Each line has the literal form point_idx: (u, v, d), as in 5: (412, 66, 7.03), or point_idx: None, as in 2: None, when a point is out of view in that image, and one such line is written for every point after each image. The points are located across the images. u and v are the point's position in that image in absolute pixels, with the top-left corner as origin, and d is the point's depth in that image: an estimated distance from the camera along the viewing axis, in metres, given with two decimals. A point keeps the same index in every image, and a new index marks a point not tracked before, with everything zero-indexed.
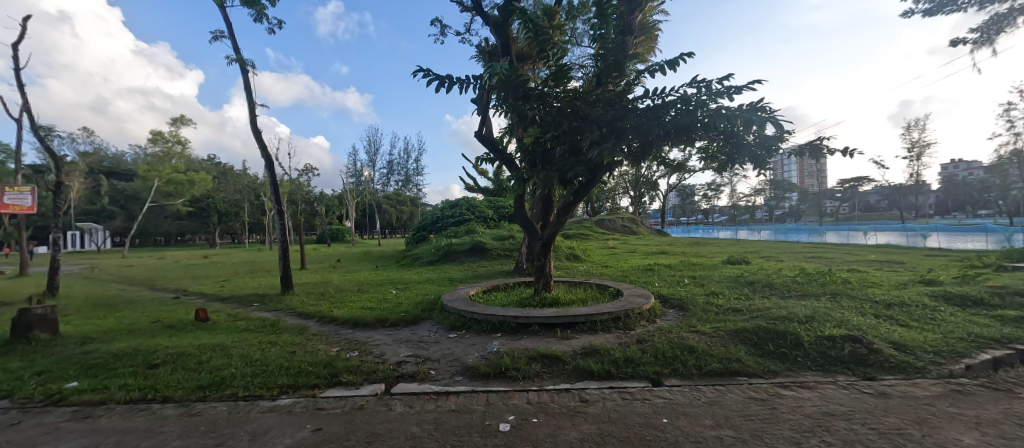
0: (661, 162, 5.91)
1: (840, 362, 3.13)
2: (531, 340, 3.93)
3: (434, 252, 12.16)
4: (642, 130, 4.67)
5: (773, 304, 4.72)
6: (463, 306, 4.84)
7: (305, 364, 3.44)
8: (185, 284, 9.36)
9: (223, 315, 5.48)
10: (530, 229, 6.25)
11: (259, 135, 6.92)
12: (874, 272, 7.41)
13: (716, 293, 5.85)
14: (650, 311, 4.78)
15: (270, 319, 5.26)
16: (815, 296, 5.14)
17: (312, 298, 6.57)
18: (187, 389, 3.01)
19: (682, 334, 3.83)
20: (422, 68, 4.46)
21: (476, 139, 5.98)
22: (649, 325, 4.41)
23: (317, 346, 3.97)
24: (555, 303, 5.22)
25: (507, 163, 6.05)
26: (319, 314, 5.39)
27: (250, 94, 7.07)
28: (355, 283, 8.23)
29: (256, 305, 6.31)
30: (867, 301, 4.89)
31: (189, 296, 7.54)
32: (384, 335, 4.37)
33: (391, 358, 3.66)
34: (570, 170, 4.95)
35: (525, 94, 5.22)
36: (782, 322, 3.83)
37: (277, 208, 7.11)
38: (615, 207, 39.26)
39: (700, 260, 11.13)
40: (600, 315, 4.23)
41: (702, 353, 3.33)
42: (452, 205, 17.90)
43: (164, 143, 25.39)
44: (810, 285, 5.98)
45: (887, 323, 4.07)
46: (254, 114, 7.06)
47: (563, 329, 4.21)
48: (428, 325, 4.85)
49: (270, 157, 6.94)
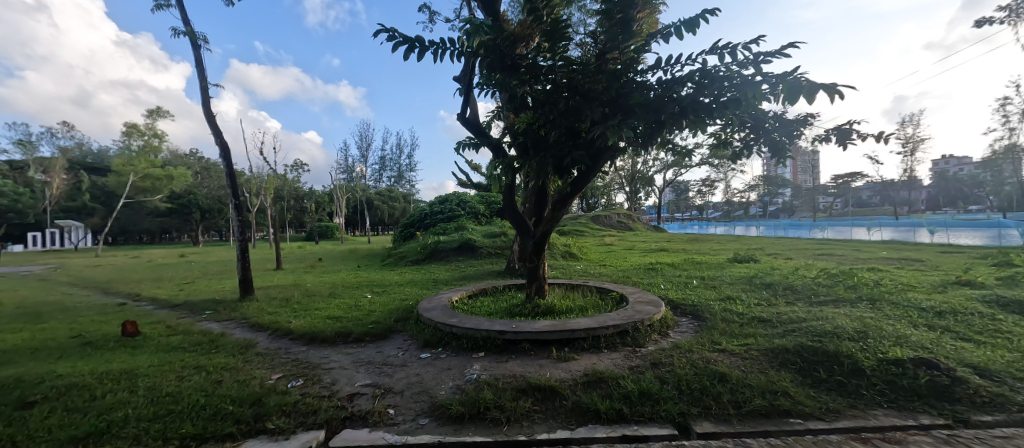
0: (667, 149, 5.16)
1: (915, 395, 2.43)
2: (520, 363, 3.17)
3: (420, 251, 11.39)
4: (652, 108, 3.94)
5: (806, 313, 4.01)
6: (441, 317, 4.07)
7: (229, 400, 2.67)
8: (142, 287, 8.45)
9: (159, 327, 4.67)
10: (522, 225, 5.48)
11: (212, 118, 6.00)
12: (901, 272, 6.76)
13: (733, 298, 5.12)
14: (661, 321, 4.06)
15: (213, 333, 4.42)
16: (851, 302, 4.42)
17: (275, 304, 5.78)
18: (54, 443, 2.23)
19: (706, 355, 3.10)
20: (386, 28, 3.59)
21: (459, 124, 5.18)
22: (664, 341, 3.66)
23: (256, 372, 3.20)
24: (550, 313, 4.45)
25: (494, 150, 5.15)
26: (272, 327, 4.57)
27: (203, 73, 6.19)
28: (328, 287, 7.39)
29: (206, 314, 5.49)
30: (914, 309, 4.18)
31: (138, 303, 6.67)
32: (343, 356, 3.58)
33: (342, 389, 2.89)
34: (567, 156, 4.25)
35: (515, 64, 4.32)
36: (827, 337, 3.11)
37: (233, 201, 6.19)
38: (610, 203, 38.84)
39: (704, 257, 10.49)
40: (603, 330, 3.49)
41: (737, 384, 2.60)
42: (441, 201, 17.12)
43: (140, 137, 24.09)
44: (837, 288, 5.29)
45: (950, 338, 3.36)
46: (206, 95, 6.17)
47: (559, 348, 3.45)
48: (399, 340, 4.08)
49: (225, 142, 6.07)
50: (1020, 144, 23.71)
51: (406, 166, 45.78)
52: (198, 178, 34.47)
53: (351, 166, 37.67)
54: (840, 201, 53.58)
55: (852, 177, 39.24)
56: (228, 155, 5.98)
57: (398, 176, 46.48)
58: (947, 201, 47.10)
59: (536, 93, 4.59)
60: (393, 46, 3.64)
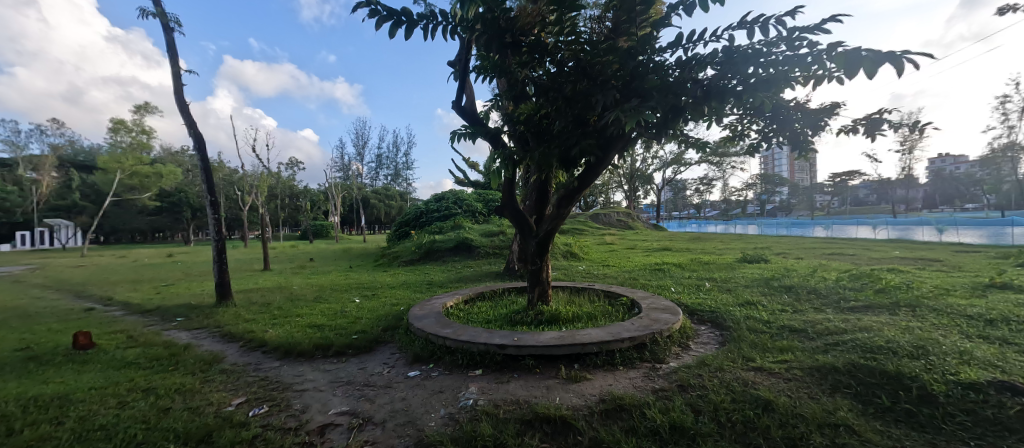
0: (682, 139, 4.69)
1: (1006, 430, 1.96)
2: (524, 385, 2.71)
3: (415, 250, 10.94)
4: (672, 91, 3.45)
5: (843, 322, 3.57)
6: (434, 327, 3.62)
7: (171, 436, 2.19)
8: (117, 290, 7.95)
9: (119, 338, 4.18)
10: (523, 223, 5.00)
11: (184, 106, 5.48)
12: (925, 273, 6.34)
13: (753, 304, 4.67)
14: (680, 331, 3.65)
15: (178, 345, 3.94)
16: (886, 309, 4.00)
17: (254, 310, 5.31)
18: None
19: (742, 375, 2.66)
20: (366, 1, 3.08)
21: (454, 114, 4.68)
22: (686, 356, 3.22)
23: (215, 395, 2.73)
24: (555, 321, 4.00)
25: (493, 142, 4.64)
26: (246, 337, 4.11)
27: (175, 58, 5.70)
28: (314, 290, 6.90)
29: (176, 321, 5.01)
30: (961, 316, 3.74)
31: (107, 308, 6.17)
32: (320, 374, 3.11)
33: (313, 419, 2.42)
34: (575, 146, 3.77)
35: (517, 41, 3.78)
36: (880, 353, 2.68)
37: (208, 197, 5.67)
38: (608, 200, 38.52)
39: (711, 257, 10.08)
40: (619, 344, 3.05)
41: (786, 414, 2.16)
42: (438, 199, 16.71)
43: (127, 133, 22.80)
44: (866, 292, 4.86)
45: (1015, 352, 2.92)
46: (179, 82, 5.66)
47: (569, 364, 3.02)
48: (386, 352, 3.62)
49: (199, 133, 5.54)
50: (1019, 142, 23.51)
51: (402, 164, 45.41)
52: (190, 176, 33.83)
53: (346, 164, 37.21)
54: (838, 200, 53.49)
55: (851, 175, 39.12)
56: (202, 145, 5.47)
57: (394, 174, 46.30)
58: (944, 199, 47.11)
59: (537, 78, 4.13)
60: (375, 22, 3.13)
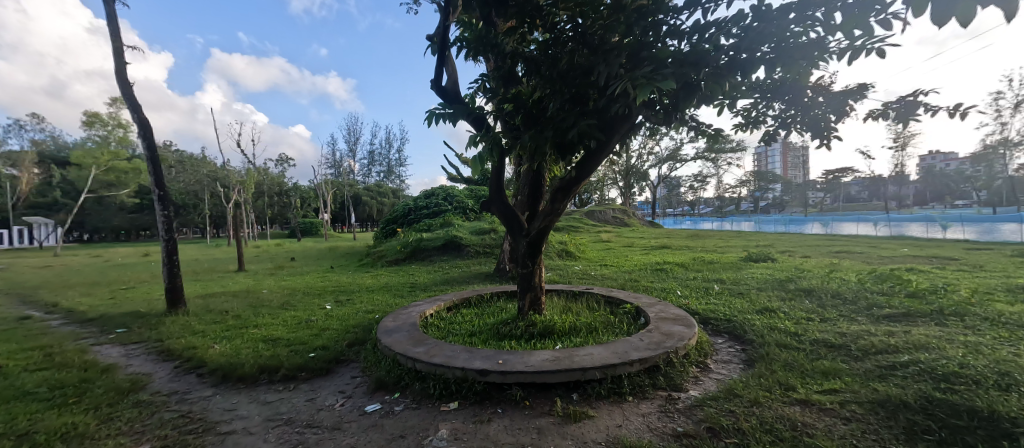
0: (694, 125, 4.09)
1: None
2: (508, 426, 2.12)
3: (401, 250, 10.32)
4: (688, 61, 2.80)
5: (889, 336, 3.01)
6: (405, 345, 3.01)
7: None
8: (69, 294, 7.24)
9: (31, 357, 3.53)
10: (513, 221, 4.37)
11: (125, 86, 4.80)
12: (949, 274, 5.83)
13: (773, 311, 4.12)
14: (697, 348, 3.08)
15: (100, 366, 3.31)
16: (932, 320, 3.45)
17: (207, 320, 4.68)
18: None
19: (787, 412, 2.09)
20: None
21: (433, 94, 4.06)
22: (708, 381, 2.67)
23: (107, 443, 2.10)
24: (549, 334, 3.41)
25: (477, 124, 3.99)
26: (185, 355, 3.48)
27: (116, 31, 5.01)
28: (284, 294, 6.27)
29: (114, 334, 4.36)
30: (1020, 327, 3.20)
31: (45, 317, 5.48)
32: (257, 408, 2.49)
33: None
34: (571, 129, 3.12)
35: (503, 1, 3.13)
36: (958, 384, 2.13)
37: (155, 192, 4.99)
38: (602, 199, 38.03)
39: (713, 256, 9.58)
40: (627, 367, 2.48)
41: None
42: (428, 196, 16.10)
43: (101, 126, 21.67)
44: (897, 296, 4.33)
45: None
46: (120, 59, 4.97)
47: (566, 393, 2.44)
48: (346, 376, 3.01)
49: (142, 117, 4.84)
50: (1011, 139, 23.41)
51: (395, 160, 44.85)
52: None
53: (337, 160, 36.42)
54: (830, 198, 53.65)
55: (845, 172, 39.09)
56: (146, 130, 4.79)
57: (387, 171, 45.72)
58: (935, 195, 47.28)
59: (530, 53, 3.53)
60: None
